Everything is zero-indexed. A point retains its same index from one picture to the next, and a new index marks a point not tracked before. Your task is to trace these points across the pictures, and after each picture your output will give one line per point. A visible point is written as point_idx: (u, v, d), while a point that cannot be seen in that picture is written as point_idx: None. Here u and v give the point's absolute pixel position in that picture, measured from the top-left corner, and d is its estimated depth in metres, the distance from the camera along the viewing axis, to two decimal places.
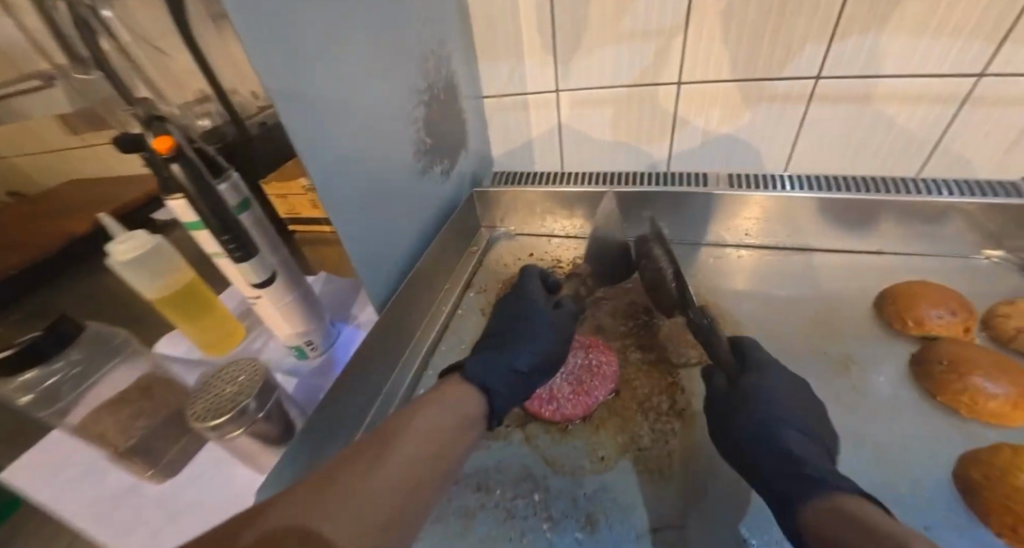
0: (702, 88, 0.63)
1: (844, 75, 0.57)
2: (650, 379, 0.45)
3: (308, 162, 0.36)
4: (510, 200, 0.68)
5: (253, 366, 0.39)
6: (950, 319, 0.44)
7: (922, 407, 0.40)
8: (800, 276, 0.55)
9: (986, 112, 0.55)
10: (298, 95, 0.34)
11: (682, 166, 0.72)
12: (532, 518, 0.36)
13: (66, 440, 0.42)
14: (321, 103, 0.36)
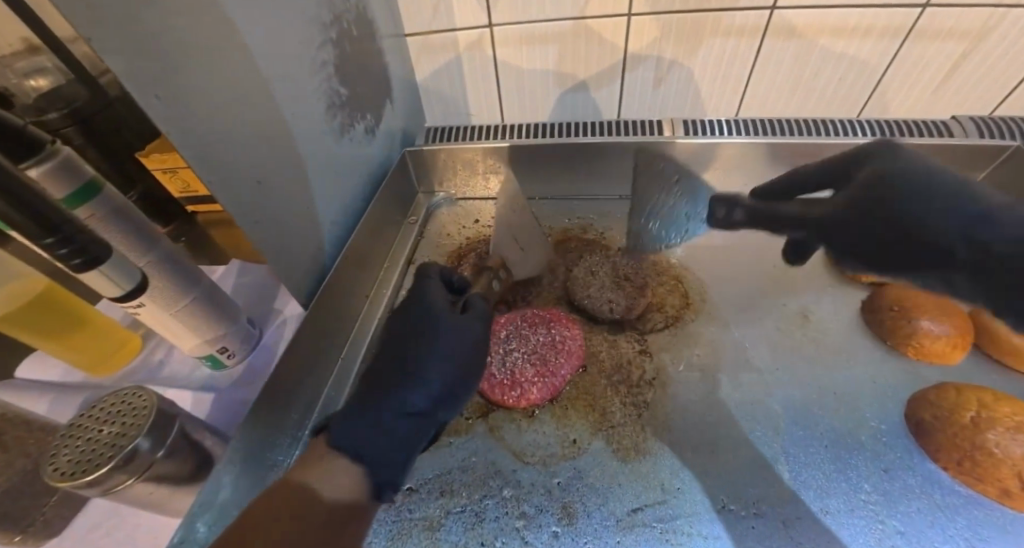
0: (651, 21, 0.56)
1: (799, 4, 0.52)
2: (615, 348, 0.43)
3: (171, 126, 0.26)
4: (447, 161, 0.60)
5: (139, 397, 0.31)
6: None
7: (871, 353, 0.41)
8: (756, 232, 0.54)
9: (924, 47, 0.54)
10: (152, 43, 0.24)
11: (632, 114, 0.67)
12: (502, 519, 0.33)
13: None
14: (188, 53, 0.26)
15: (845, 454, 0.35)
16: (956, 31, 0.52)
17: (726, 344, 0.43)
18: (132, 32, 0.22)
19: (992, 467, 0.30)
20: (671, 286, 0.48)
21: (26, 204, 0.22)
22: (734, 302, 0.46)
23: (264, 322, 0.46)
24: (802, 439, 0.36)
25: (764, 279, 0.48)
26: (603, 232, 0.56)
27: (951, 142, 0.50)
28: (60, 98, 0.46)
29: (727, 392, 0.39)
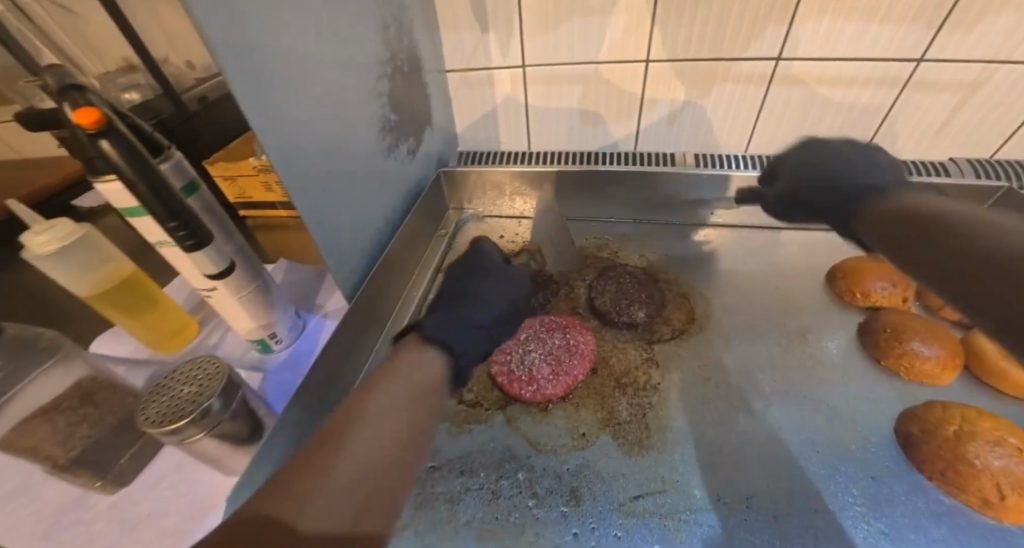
0: (667, 69, 0.63)
1: (804, 56, 0.58)
2: (624, 355, 0.46)
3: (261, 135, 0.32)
4: (478, 181, 0.66)
5: (211, 364, 0.36)
6: (891, 289, 0.48)
7: (869, 369, 0.43)
8: (764, 256, 0.58)
9: (922, 97, 0.58)
10: (259, 74, 0.31)
11: (647, 147, 0.73)
12: (515, 497, 0.36)
13: None
14: (267, 78, 0.32)
15: (836, 461, 0.37)
16: (950, 84, 0.56)
17: (727, 355, 0.46)
18: (235, 63, 0.28)
19: (972, 477, 0.33)
20: (682, 302, 0.52)
21: (157, 191, 0.28)
22: (739, 321, 0.49)
23: (309, 314, 0.52)
24: (796, 445, 0.38)
25: (769, 299, 0.52)
26: (619, 251, 0.60)
27: (948, 182, 0.54)
28: (158, 115, 0.54)
29: (726, 400, 0.42)
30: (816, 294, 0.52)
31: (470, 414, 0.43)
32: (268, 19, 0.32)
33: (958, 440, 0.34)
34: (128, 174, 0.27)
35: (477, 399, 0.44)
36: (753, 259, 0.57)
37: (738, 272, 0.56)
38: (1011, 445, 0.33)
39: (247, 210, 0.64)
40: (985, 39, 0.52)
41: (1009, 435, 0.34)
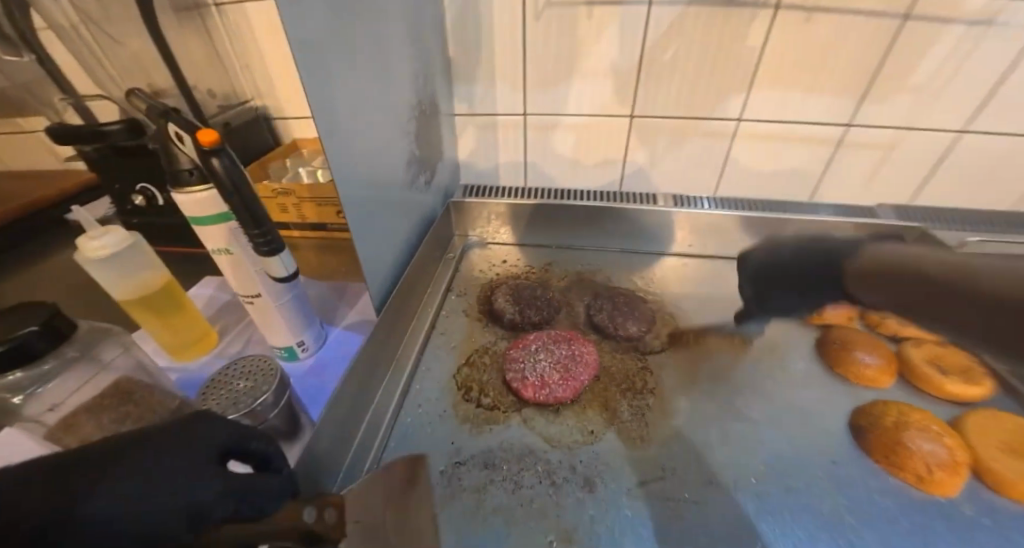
0: (649, 121, 0.74)
1: (760, 117, 0.70)
2: (621, 363, 0.53)
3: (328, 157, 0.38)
4: (483, 210, 0.73)
5: (263, 362, 0.39)
6: (838, 310, 0.57)
7: (825, 374, 0.52)
8: (734, 282, 0.67)
9: (853, 154, 0.71)
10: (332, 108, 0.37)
11: (630, 186, 0.83)
12: (537, 486, 0.41)
13: None
14: (333, 119, 0.38)
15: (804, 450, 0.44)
16: (873, 144, 0.70)
17: (708, 364, 0.53)
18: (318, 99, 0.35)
19: (909, 458, 0.41)
20: (668, 320, 0.59)
21: (247, 201, 0.32)
22: (717, 335, 0.57)
23: (331, 326, 0.56)
24: (771, 437, 0.45)
25: (740, 317, 0.60)
26: (610, 275, 0.68)
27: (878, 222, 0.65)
28: None
29: (710, 401, 0.49)
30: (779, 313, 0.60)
31: (489, 416, 0.47)
32: (339, 73, 0.39)
33: (894, 427, 0.43)
34: (224, 185, 0.31)
35: (494, 403, 0.49)
36: (725, 284, 0.66)
37: (713, 294, 0.64)
38: (936, 432, 0.42)
39: None
40: (895, 111, 0.66)
41: (934, 425, 0.43)
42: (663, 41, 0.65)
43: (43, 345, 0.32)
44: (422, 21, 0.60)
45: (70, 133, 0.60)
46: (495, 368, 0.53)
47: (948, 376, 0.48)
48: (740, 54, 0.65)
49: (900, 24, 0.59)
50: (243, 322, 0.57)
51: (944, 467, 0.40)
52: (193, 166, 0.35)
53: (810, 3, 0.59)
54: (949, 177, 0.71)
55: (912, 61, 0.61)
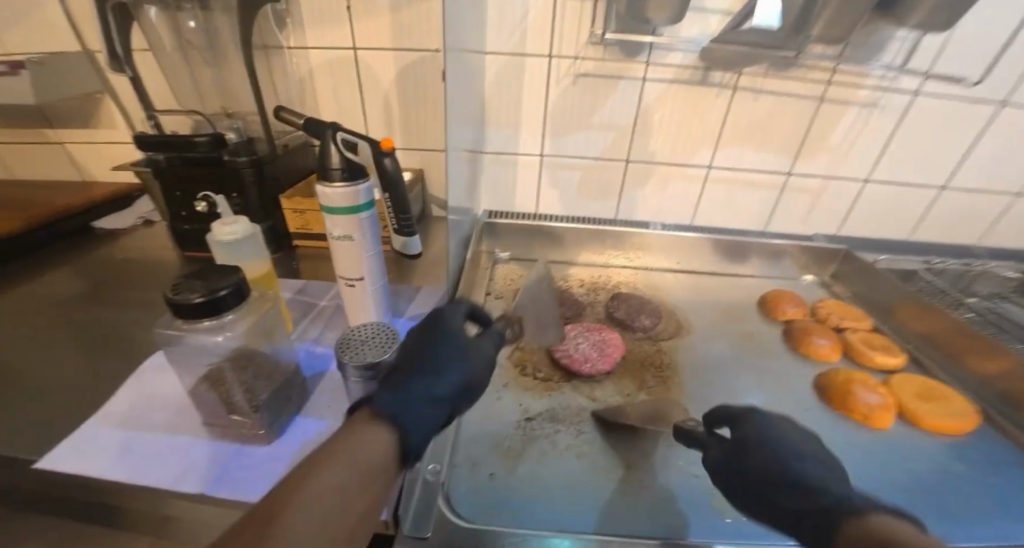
0: (640, 165, 0.92)
1: (723, 166, 0.91)
2: (641, 348, 0.66)
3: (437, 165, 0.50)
4: (509, 230, 0.86)
5: (380, 329, 0.48)
6: (797, 308, 0.74)
7: (792, 354, 0.67)
8: (715, 290, 0.83)
9: (792, 196, 0.93)
10: None
11: (623, 217, 0.99)
12: (596, 432, 0.52)
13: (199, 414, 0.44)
14: None
15: (786, 406, 0.58)
16: (806, 190, 0.92)
17: (707, 348, 0.67)
18: None
19: (858, 404, 0.56)
20: (670, 317, 0.73)
21: None
22: (707, 327, 0.72)
23: (397, 316, 0.64)
24: (758, 395, 0.59)
25: (723, 315, 0.75)
26: (617, 284, 0.82)
27: (815, 247, 0.85)
28: None
29: (712, 373, 0.62)
30: (751, 312, 0.76)
31: (544, 386, 0.58)
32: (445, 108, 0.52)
33: (845, 382, 0.58)
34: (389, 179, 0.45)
35: (546, 376, 0.59)
36: (709, 292, 0.82)
37: (701, 299, 0.80)
38: (873, 387, 0.58)
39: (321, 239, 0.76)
40: (819, 165, 0.88)
41: (871, 383, 0.58)
42: (653, 105, 0.85)
43: (232, 301, 0.38)
44: (473, 77, 0.75)
45: (159, 141, 0.68)
46: (541, 350, 0.63)
47: (875, 351, 0.65)
48: (711, 118, 0.85)
49: (819, 105, 0.82)
50: (312, 314, 0.63)
51: (880, 410, 0.55)
52: (342, 167, 0.45)
53: (759, 86, 0.81)
54: (861, 214, 0.94)
55: (828, 130, 0.84)
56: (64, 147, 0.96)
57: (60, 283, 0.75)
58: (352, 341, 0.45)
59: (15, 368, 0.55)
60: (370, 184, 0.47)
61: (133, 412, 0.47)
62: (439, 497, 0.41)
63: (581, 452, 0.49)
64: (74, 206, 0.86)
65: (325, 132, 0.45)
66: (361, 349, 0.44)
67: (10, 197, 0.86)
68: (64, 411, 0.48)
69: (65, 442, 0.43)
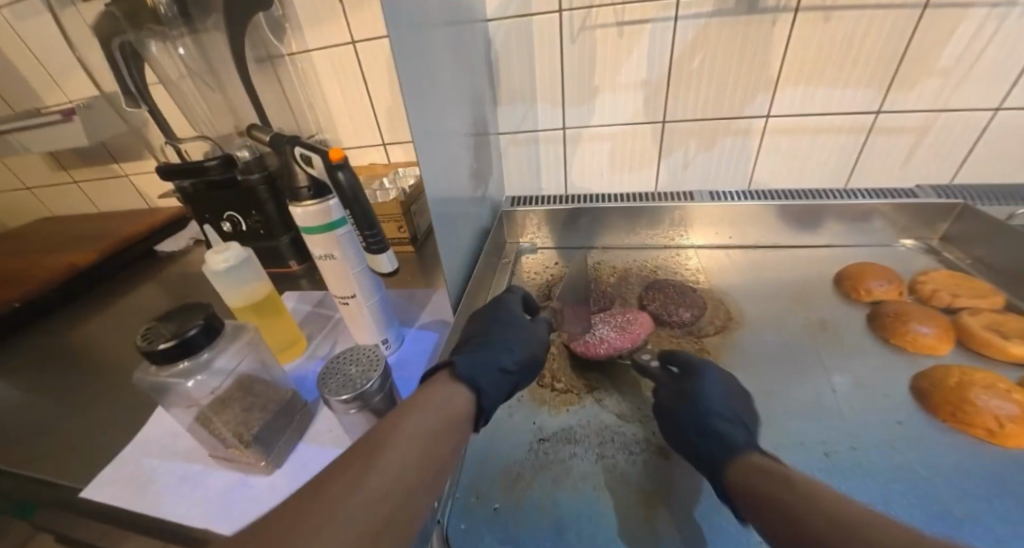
0: (680, 124, 0.78)
1: (787, 113, 0.74)
2: (679, 347, 0.56)
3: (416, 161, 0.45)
4: (531, 216, 0.79)
5: (368, 352, 0.45)
6: (888, 286, 0.58)
7: (881, 345, 0.53)
8: (779, 268, 0.69)
9: (885, 139, 0.74)
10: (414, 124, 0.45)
11: (665, 187, 0.87)
12: (619, 455, 0.45)
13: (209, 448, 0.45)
14: (419, 139, 0.46)
15: (871, 418, 0.45)
16: (906, 128, 0.72)
17: (765, 342, 0.56)
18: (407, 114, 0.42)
19: (977, 414, 0.42)
20: (720, 306, 0.62)
21: (359, 204, 0.38)
22: (766, 316, 0.60)
23: (408, 325, 0.61)
24: (832, 403, 0.47)
25: (789, 298, 0.62)
26: (656, 269, 0.71)
27: (918, 202, 0.67)
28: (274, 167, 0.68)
29: (770, 375, 0.52)
30: (827, 293, 0.62)
31: (562, 397, 0.51)
32: (419, 95, 0.46)
33: (959, 385, 0.44)
34: (347, 193, 0.38)
35: (564, 385, 0.53)
36: (772, 271, 0.68)
37: (760, 280, 0.67)
38: (1002, 391, 0.42)
39: None
40: (923, 96, 0.68)
41: (1000, 384, 0.43)
42: (690, 50, 0.71)
43: (201, 339, 0.38)
44: (472, 52, 0.68)
45: (176, 169, 0.70)
46: (561, 355, 0.57)
47: (1008, 338, 0.49)
48: (767, 55, 0.69)
49: (921, 14, 0.62)
50: (327, 327, 0.63)
51: (1014, 423, 0.41)
52: (309, 184, 0.43)
53: (831, 2, 0.64)
54: (987, 153, 0.72)
55: (935, 46, 0.64)
56: (129, 179, 1.04)
57: (128, 307, 0.84)
58: (334, 371, 0.42)
59: (85, 391, 0.61)
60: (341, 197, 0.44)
61: (161, 440, 0.50)
62: (435, 536, 0.39)
63: (597, 481, 0.43)
64: (135, 235, 0.94)
65: (285, 150, 0.42)
66: (344, 379, 0.41)
67: (90, 231, 0.97)
68: (111, 439, 0.52)
69: (104, 472, 0.47)
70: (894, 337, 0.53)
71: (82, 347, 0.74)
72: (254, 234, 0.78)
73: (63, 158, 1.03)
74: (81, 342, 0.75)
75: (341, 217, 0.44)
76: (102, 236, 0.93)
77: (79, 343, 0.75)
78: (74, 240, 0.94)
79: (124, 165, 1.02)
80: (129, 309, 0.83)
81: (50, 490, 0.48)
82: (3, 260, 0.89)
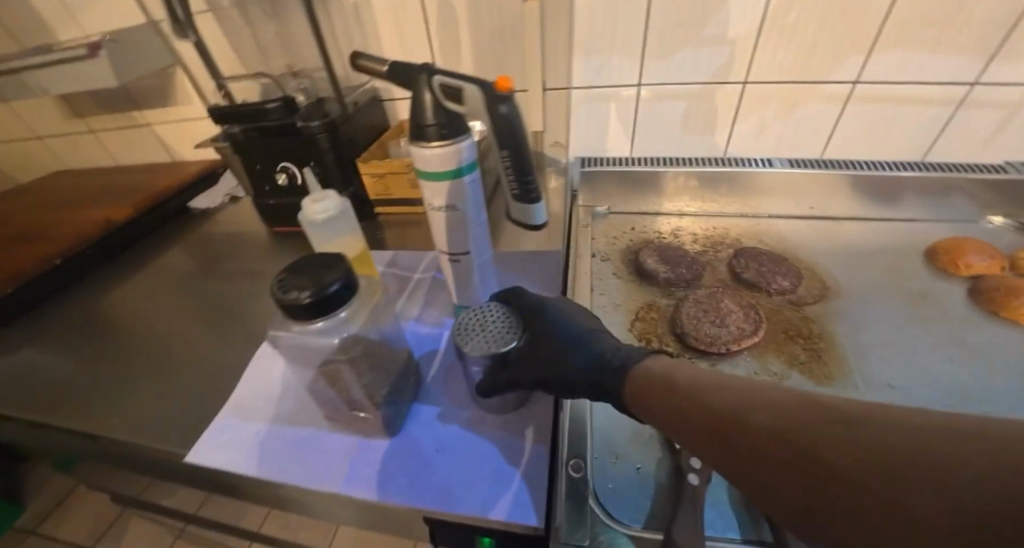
0: (763, 87, 0.75)
1: (876, 80, 0.71)
2: (782, 315, 0.55)
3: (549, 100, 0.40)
4: (606, 179, 0.75)
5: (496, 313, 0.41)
6: (987, 261, 0.58)
7: (987, 317, 0.53)
8: (865, 238, 0.68)
9: (974, 111, 0.72)
10: None
11: (736, 153, 0.84)
12: None
13: (327, 410, 0.43)
14: None
15: (996, 389, 0.45)
16: (998, 101, 0.70)
17: (871, 313, 0.55)
18: None
19: None
20: (815, 276, 0.61)
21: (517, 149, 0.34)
22: (865, 287, 0.59)
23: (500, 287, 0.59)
24: (953, 371, 0.47)
25: (884, 268, 0.62)
26: (739, 238, 0.70)
27: (1009, 176, 0.66)
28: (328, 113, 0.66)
29: (882, 344, 0.51)
30: (920, 264, 0.62)
31: (675, 362, 0.50)
32: None
33: None
34: (506, 130, 0.33)
35: (674, 350, 0.52)
36: (858, 241, 0.67)
37: (848, 250, 0.66)
38: None
39: (390, 202, 0.78)
40: (1022, 68, 0.66)
41: None
42: (788, 5, 0.66)
43: (345, 294, 0.34)
44: None
45: (232, 113, 0.63)
46: (663, 320, 0.55)
47: None
48: (867, 18, 0.66)
49: None
50: (408, 287, 0.60)
51: None
52: (438, 122, 0.37)
53: None
54: None
55: None
56: (150, 126, 0.96)
57: (171, 264, 0.79)
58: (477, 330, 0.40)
59: (153, 351, 0.58)
60: (470, 140, 0.39)
61: (259, 401, 0.47)
62: (590, 497, 0.37)
63: None
64: (168, 188, 0.87)
65: (417, 80, 0.37)
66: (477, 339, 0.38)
67: (114, 183, 0.90)
68: (203, 400, 0.50)
69: (207, 432, 0.44)
70: (1000, 309, 0.53)
71: (132, 307, 0.69)
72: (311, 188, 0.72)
73: (75, 100, 0.94)
74: (129, 301, 0.70)
75: (466, 162, 0.39)
76: (131, 189, 0.87)
77: (131, 300, 0.71)
78: (100, 191, 0.87)
79: (145, 110, 0.93)
80: (172, 268, 0.78)
81: (148, 453, 0.46)
82: (28, 213, 0.82)
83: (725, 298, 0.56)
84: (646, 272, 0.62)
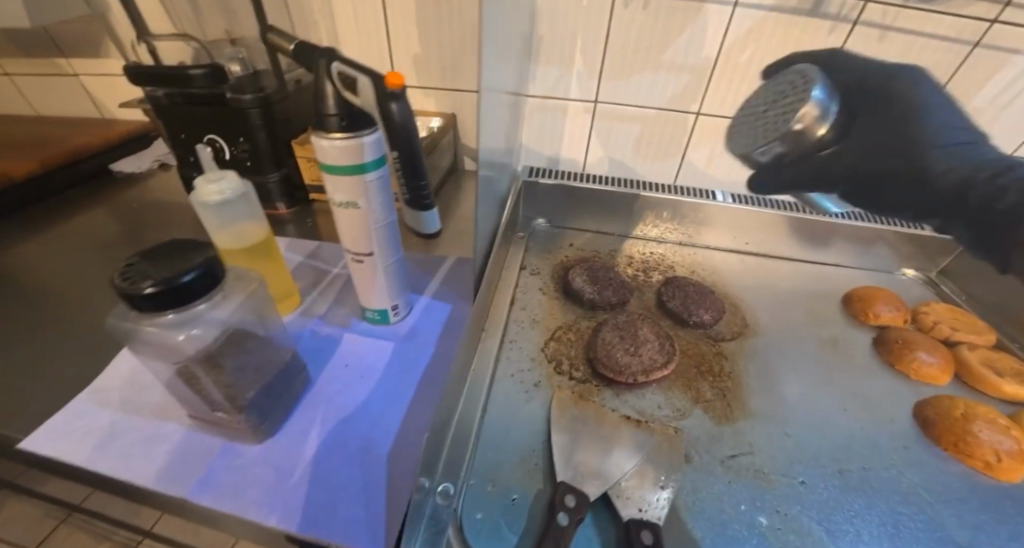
0: (713, 119, 0.75)
1: None
2: (697, 348, 0.55)
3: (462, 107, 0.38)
4: (550, 192, 0.74)
5: None
6: (894, 312, 0.60)
7: (884, 369, 0.55)
8: (790, 280, 0.69)
9: None
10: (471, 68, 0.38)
11: (685, 181, 0.85)
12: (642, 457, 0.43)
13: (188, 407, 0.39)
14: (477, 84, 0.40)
15: (879, 444, 0.46)
16: None
17: (781, 355, 0.56)
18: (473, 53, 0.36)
19: (977, 447, 0.44)
20: (736, 312, 0.62)
21: (410, 150, 0.33)
22: (780, 328, 0.60)
23: (417, 292, 0.56)
24: (843, 422, 0.48)
25: (801, 312, 0.63)
26: (673, 265, 0.70)
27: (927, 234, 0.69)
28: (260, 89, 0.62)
29: (785, 388, 0.52)
30: (834, 311, 0.63)
31: (580, 388, 0.49)
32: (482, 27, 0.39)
33: (962, 418, 0.46)
34: (397, 129, 0.32)
35: (582, 375, 0.51)
36: (783, 282, 0.69)
37: (771, 289, 0.67)
38: (1002, 430, 0.45)
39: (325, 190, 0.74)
40: None
41: (999, 422, 0.45)
42: (741, 42, 0.67)
43: (201, 286, 0.31)
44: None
45: (151, 73, 0.58)
46: (579, 343, 0.54)
47: (1002, 377, 0.51)
48: None
49: (970, 50, 0.61)
50: (322, 282, 0.57)
51: (1008, 460, 0.43)
52: (339, 112, 0.35)
53: (889, 20, 0.61)
54: None
55: (975, 85, 0.64)
56: (79, 77, 0.88)
57: (74, 227, 0.72)
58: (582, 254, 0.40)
59: (22, 321, 0.53)
60: (377, 135, 0.37)
61: (122, 389, 0.43)
62: (450, 525, 0.35)
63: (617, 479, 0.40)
64: (86, 146, 0.80)
65: (318, 64, 0.35)
66: None
67: (27, 133, 0.82)
68: (60, 382, 0.45)
69: (51, 419, 0.40)
70: (897, 362, 0.54)
71: (16, 270, 0.63)
72: (238, 165, 0.68)
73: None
74: (13, 263, 0.64)
75: (369, 159, 0.37)
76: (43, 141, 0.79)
77: (16, 262, 0.64)
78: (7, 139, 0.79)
79: (72, 59, 0.86)
80: (75, 231, 0.71)
81: None
82: None
83: (645, 325, 0.55)
84: (573, 291, 0.61)
